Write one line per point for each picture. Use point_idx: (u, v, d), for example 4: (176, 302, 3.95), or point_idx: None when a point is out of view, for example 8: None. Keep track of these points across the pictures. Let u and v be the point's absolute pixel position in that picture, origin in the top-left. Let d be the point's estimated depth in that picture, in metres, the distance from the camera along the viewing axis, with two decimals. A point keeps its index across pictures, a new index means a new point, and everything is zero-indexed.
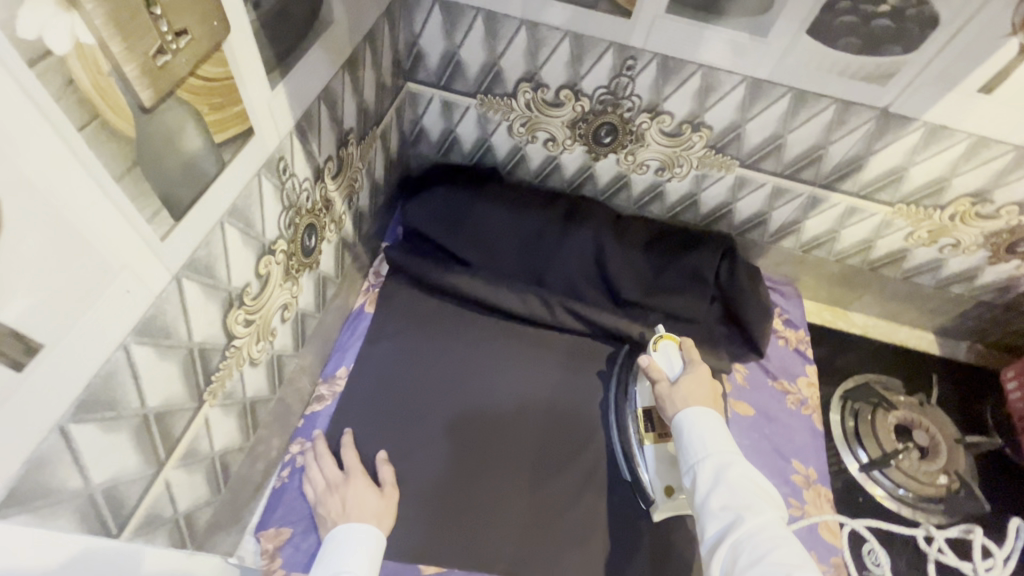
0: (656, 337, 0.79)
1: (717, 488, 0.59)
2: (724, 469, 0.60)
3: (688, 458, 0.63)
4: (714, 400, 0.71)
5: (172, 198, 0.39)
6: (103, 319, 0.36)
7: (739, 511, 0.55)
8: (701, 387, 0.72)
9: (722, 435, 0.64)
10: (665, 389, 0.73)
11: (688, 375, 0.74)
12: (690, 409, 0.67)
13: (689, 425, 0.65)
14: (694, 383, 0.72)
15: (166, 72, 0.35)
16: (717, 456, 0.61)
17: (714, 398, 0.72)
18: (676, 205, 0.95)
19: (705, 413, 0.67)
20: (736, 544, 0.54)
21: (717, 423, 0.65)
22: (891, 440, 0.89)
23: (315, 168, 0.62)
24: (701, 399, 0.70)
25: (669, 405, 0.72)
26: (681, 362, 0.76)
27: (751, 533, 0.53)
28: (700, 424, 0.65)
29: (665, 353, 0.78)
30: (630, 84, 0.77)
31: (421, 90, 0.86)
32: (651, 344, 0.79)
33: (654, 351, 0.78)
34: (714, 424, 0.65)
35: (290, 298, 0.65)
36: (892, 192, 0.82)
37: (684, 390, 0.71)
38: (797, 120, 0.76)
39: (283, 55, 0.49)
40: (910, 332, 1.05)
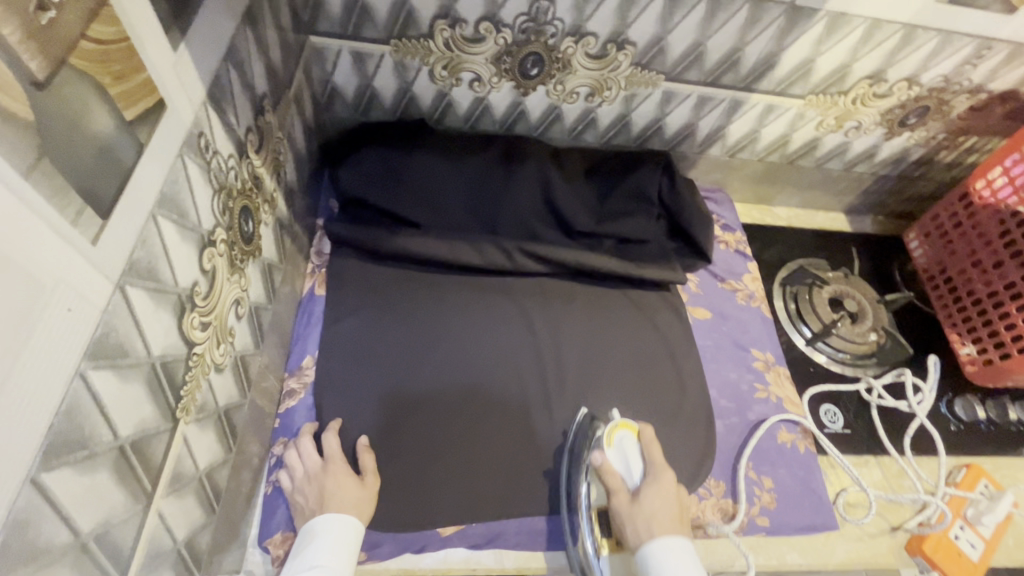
0: (611, 429, 0.75)
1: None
2: None
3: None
4: (680, 515, 0.71)
5: (94, 193, 0.33)
6: (49, 347, 0.31)
7: None
8: (666, 502, 0.70)
9: None
10: (629, 509, 0.71)
11: (648, 480, 0.72)
12: (658, 546, 0.66)
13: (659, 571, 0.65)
14: (656, 496, 0.71)
15: (53, 32, 0.28)
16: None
17: (681, 512, 0.71)
18: (609, 130, 0.95)
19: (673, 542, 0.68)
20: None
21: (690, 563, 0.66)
22: (827, 312, 0.99)
23: (237, 142, 0.55)
24: (668, 520, 0.69)
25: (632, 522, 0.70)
26: (639, 461, 0.74)
27: None
28: (669, 567, 0.65)
29: (621, 449, 0.75)
30: (550, 8, 0.75)
31: (326, 42, 0.78)
32: (603, 438, 0.75)
33: (608, 446, 0.75)
34: (683, 560, 0.66)
35: (241, 292, 0.59)
36: (803, 86, 0.87)
37: (649, 508, 0.70)
38: (715, 25, 0.77)
39: (178, 7, 0.41)
40: (826, 215, 1.15)
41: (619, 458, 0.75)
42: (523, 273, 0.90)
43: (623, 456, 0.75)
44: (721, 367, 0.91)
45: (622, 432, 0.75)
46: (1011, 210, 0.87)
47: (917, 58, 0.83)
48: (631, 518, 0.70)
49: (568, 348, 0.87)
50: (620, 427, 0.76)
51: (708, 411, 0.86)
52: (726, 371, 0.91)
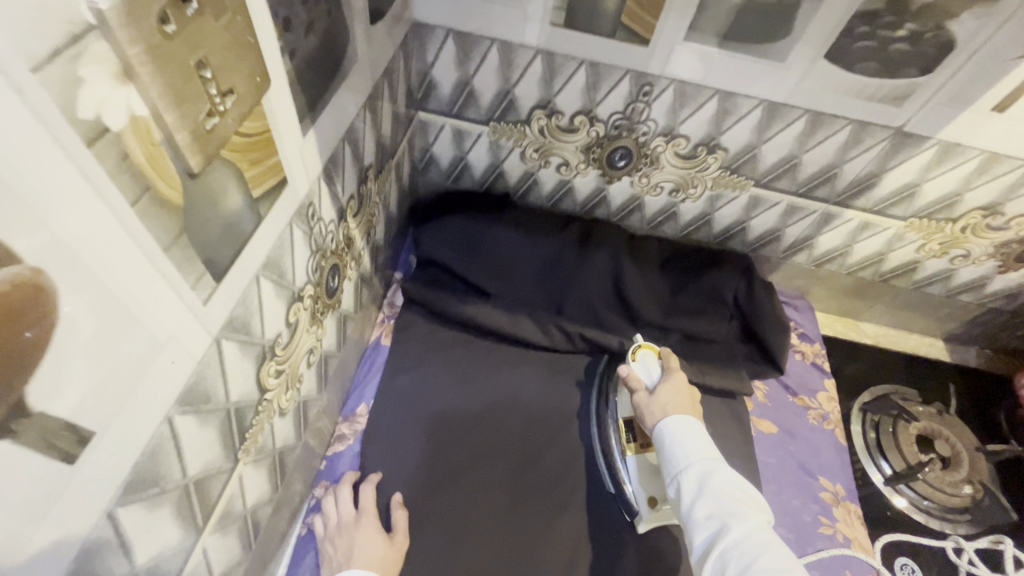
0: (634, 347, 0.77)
1: (702, 496, 0.57)
2: (710, 473, 0.58)
3: (671, 467, 0.61)
4: (694, 408, 0.69)
5: (214, 260, 0.38)
6: (149, 394, 0.34)
7: (725, 518, 0.54)
8: (679, 393, 0.69)
9: (704, 439, 0.62)
10: (643, 399, 0.70)
11: (665, 380, 0.71)
12: (670, 420, 0.64)
13: (669, 442, 0.63)
14: (670, 392, 0.70)
15: (214, 134, 0.33)
16: (699, 464, 0.59)
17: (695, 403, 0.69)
18: (689, 225, 0.95)
19: (686, 421, 0.65)
20: (724, 555, 0.52)
21: (699, 428, 0.63)
22: (914, 451, 0.89)
23: (339, 208, 0.61)
24: (681, 406, 0.67)
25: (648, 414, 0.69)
26: (659, 372, 0.74)
27: (739, 539, 0.52)
28: (679, 432, 0.63)
29: (644, 362, 0.76)
30: (646, 110, 0.77)
31: (432, 118, 0.85)
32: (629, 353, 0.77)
33: (632, 360, 0.76)
34: (694, 430, 0.63)
35: (316, 341, 0.63)
36: (905, 208, 0.83)
37: (664, 397, 0.68)
38: (813, 140, 0.76)
39: (313, 101, 0.47)
40: (920, 340, 1.06)
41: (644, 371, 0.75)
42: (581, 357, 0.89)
43: (646, 369, 0.75)
44: (782, 493, 0.84)
45: (645, 348, 0.77)
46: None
47: None
48: (647, 406, 0.69)
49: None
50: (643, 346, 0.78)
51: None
52: (788, 499, 0.83)
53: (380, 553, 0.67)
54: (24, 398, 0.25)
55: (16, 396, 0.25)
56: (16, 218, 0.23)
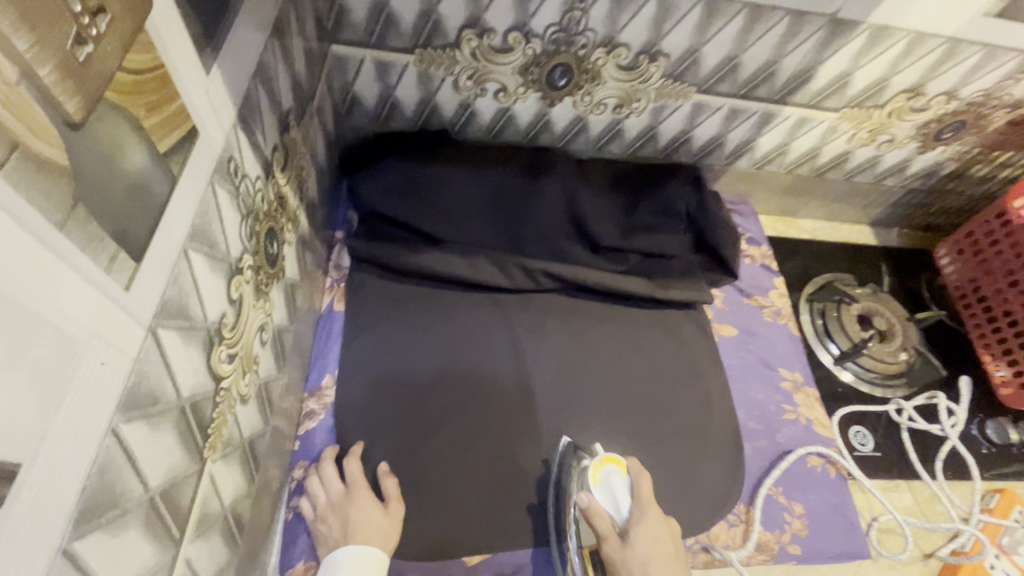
0: (597, 467, 0.69)
1: None
2: None
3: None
4: (674, 552, 0.64)
5: (127, 233, 0.31)
6: (81, 407, 0.28)
7: None
8: (658, 542, 0.64)
9: None
10: (618, 552, 0.64)
11: (636, 521, 0.65)
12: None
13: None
14: (647, 537, 0.64)
15: (89, 70, 0.25)
16: None
17: (675, 550, 0.64)
18: (635, 141, 0.92)
19: None
20: None
21: None
22: (857, 330, 0.96)
23: (264, 162, 0.53)
24: (664, 561, 0.62)
25: (623, 566, 0.63)
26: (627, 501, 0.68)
27: None
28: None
29: (607, 486, 0.69)
30: (583, 19, 0.72)
31: (348, 51, 0.75)
32: (589, 478, 0.69)
33: (595, 486, 0.69)
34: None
35: (265, 316, 0.56)
36: (838, 99, 0.85)
37: (640, 549, 0.63)
38: (752, 36, 0.74)
39: (211, 28, 0.39)
40: (851, 228, 1.13)
41: (609, 499, 0.69)
42: (547, 291, 0.87)
43: (611, 494, 0.69)
44: (748, 388, 0.89)
45: (609, 467, 0.69)
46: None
47: (959, 71, 0.80)
48: (625, 562, 0.63)
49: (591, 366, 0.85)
50: (605, 461, 0.71)
51: (738, 436, 0.84)
52: (753, 393, 0.89)
53: (378, 522, 0.66)
54: None
55: None
56: None
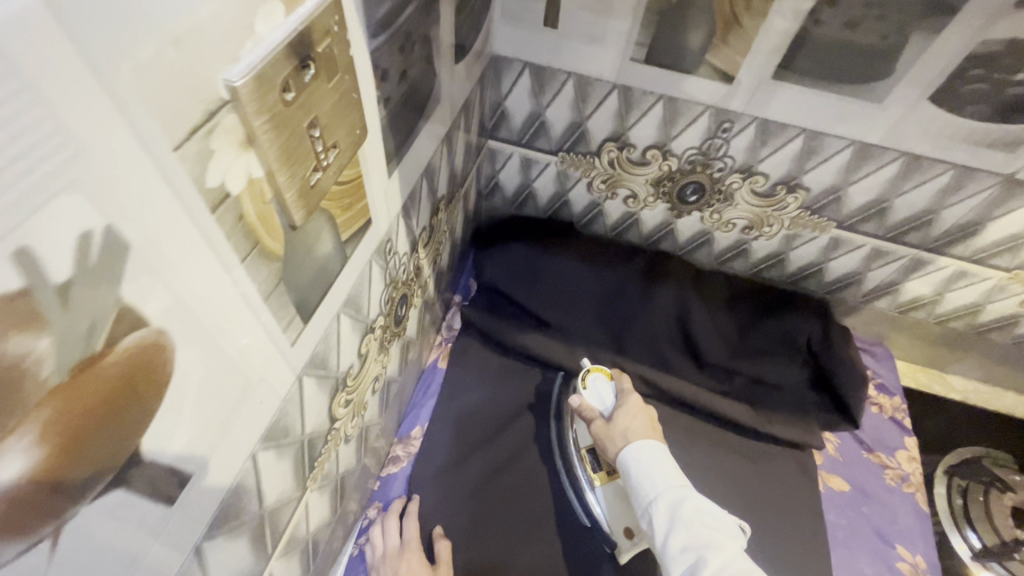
0: (584, 373, 0.75)
1: (676, 524, 0.56)
2: (681, 500, 0.57)
3: (641, 500, 0.60)
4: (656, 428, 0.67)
5: (305, 306, 0.39)
6: (239, 437, 0.36)
7: (700, 552, 0.53)
8: (637, 416, 0.67)
9: (670, 464, 0.61)
10: (603, 429, 0.68)
11: (621, 406, 0.69)
12: (635, 445, 0.63)
13: (633, 469, 0.62)
14: (630, 414, 0.68)
15: (314, 190, 0.34)
16: (670, 493, 0.58)
17: (655, 424, 0.68)
18: (761, 263, 0.90)
19: (647, 446, 0.63)
20: None
21: (662, 451, 0.63)
22: (1009, 526, 0.81)
23: (412, 240, 0.62)
24: (642, 428, 0.66)
25: (610, 444, 0.67)
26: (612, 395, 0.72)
27: None
28: (642, 465, 0.61)
29: (595, 389, 0.74)
30: (723, 146, 0.74)
31: (500, 146, 0.86)
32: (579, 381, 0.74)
33: (583, 389, 0.73)
34: (658, 457, 0.62)
35: (382, 368, 0.64)
36: (1009, 259, 0.76)
37: (621, 423, 0.67)
38: (907, 184, 0.71)
39: (399, 144, 0.49)
40: (1016, 400, 0.96)
41: (597, 400, 0.72)
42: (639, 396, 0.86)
43: (598, 396, 0.73)
44: (855, 558, 0.78)
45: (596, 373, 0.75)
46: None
47: None
48: (609, 436, 0.67)
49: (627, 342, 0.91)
50: (593, 370, 0.76)
51: None
52: (861, 567, 0.77)
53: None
54: (137, 449, 0.26)
55: (131, 449, 0.26)
56: (147, 284, 0.23)
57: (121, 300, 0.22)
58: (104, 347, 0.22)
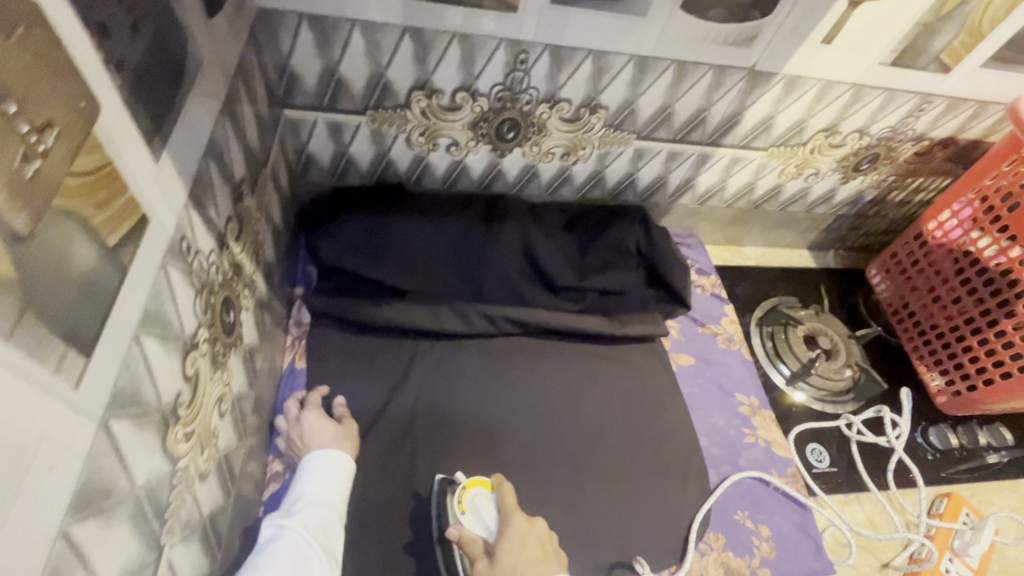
0: (462, 493, 0.70)
1: None
2: None
3: None
4: (544, 550, 0.65)
5: (79, 333, 0.31)
6: (29, 518, 0.28)
7: None
8: (525, 545, 0.65)
9: None
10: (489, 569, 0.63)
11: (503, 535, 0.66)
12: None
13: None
14: (516, 545, 0.64)
15: (38, 181, 0.26)
16: None
17: (543, 546, 0.66)
18: (584, 185, 0.97)
19: None
20: None
21: None
22: (804, 350, 1.02)
23: (217, 235, 0.53)
24: (534, 560, 0.64)
25: None
26: (493, 518, 0.69)
27: None
28: None
29: (474, 511, 0.70)
30: (525, 78, 0.76)
31: (300, 115, 0.77)
32: (455, 507, 0.70)
33: (461, 514, 0.69)
34: None
35: (223, 387, 0.56)
36: (765, 139, 0.92)
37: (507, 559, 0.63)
38: (681, 88, 0.80)
39: (159, 118, 0.40)
40: (791, 253, 1.20)
41: (479, 523, 0.69)
42: (506, 335, 0.90)
43: (480, 519, 0.69)
44: (709, 415, 0.92)
45: (473, 491, 0.71)
46: (971, 218, 0.90)
47: (866, 112, 0.88)
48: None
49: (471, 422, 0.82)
50: (470, 487, 0.72)
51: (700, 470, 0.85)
52: (714, 420, 0.92)
53: (335, 433, 0.73)
54: None
55: None
56: None
57: None
58: None
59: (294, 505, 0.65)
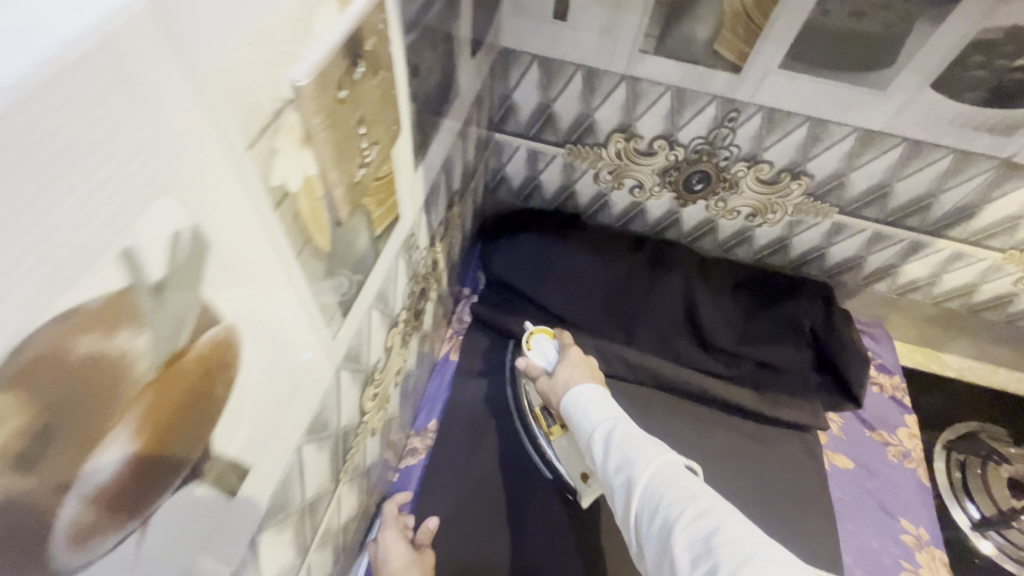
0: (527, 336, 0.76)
1: (611, 452, 0.52)
2: (614, 429, 0.54)
3: (583, 438, 0.57)
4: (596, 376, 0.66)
5: (345, 300, 0.40)
6: (288, 430, 0.36)
7: (632, 472, 0.50)
8: (575, 363, 0.67)
9: (606, 402, 0.58)
10: (547, 383, 0.67)
11: (563, 358, 0.69)
12: (573, 392, 0.61)
13: (575, 416, 0.59)
14: (567, 364, 0.67)
15: (358, 186, 0.35)
16: (603, 426, 0.55)
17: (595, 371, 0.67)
18: (763, 249, 0.92)
19: (589, 388, 0.61)
20: (643, 502, 0.48)
21: (602, 391, 0.60)
22: (1005, 497, 0.84)
23: (431, 235, 0.63)
24: (583, 376, 0.64)
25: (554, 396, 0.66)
26: (554, 350, 0.72)
27: (649, 490, 0.48)
28: (581, 405, 0.59)
29: (538, 348, 0.74)
30: (729, 135, 0.76)
31: (508, 140, 0.86)
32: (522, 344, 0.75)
33: (527, 350, 0.74)
34: (597, 398, 0.59)
35: (402, 362, 0.65)
36: (1004, 240, 0.79)
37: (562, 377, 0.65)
38: (908, 169, 0.73)
39: (424, 141, 0.49)
40: (1007, 375, 1.00)
41: (541, 357, 0.73)
42: (642, 383, 0.89)
43: (542, 354, 0.73)
44: (860, 531, 0.81)
45: (538, 334, 0.76)
46: None
47: None
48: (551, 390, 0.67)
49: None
50: (535, 333, 0.77)
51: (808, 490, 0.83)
52: (865, 538, 0.80)
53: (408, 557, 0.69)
54: (210, 442, 0.27)
55: (205, 441, 0.26)
56: (225, 281, 0.24)
57: (203, 297, 0.23)
58: (189, 343, 0.23)
59: None
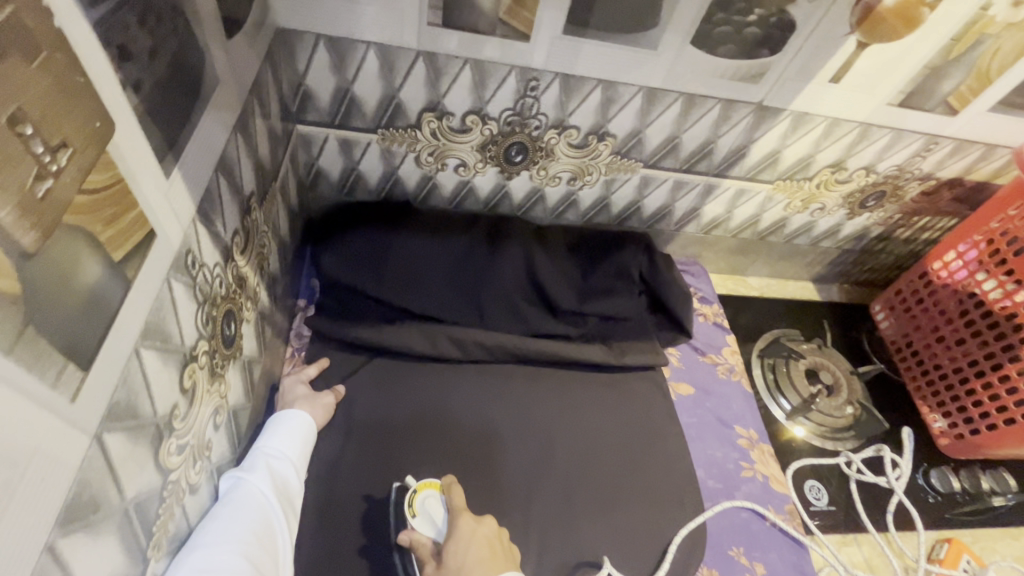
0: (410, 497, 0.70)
1: None
2: None
3: None
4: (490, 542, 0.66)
5: (80, 348, 0.32)
6: (16, 532, 0.28)
7: None
8: (471, 542, 0.65)
9: None
10: (436, 571, 0.64)
11: (450, 534, 0.66)
12: None
13: None
14: (462, 544, 0.65)
15: (48, 203, 0.27)
16: None
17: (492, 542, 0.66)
18: (590, 210, 0.97)
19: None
20: None
21: None
22: (806, 386, 1.01)
23: (223, 248, 0.54)
24: (481, 558, 0.63)
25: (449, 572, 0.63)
26: (442, 517, 0.69)
27: None
28: None
29: (425, 512, 0.70)
30: (535, 104, 0.77)
31: (311, 131, 0.79)
32: (407, 510, 0.70)
33: (412, 517, 0.69)
34: None
35: (220, 399, 0.56)
36: (771, 172, 0.92)
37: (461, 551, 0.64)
38: (689, 120, 0.81)
39: (172, 138, 0.41)
40: (795, 285, 1.19)
41: (428, 524, 0.69)
42: (501, 360, 0.89)
43: (430, 520, 0.69)
44: (705, 446, 0.91)
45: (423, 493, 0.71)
46: (976, 260, 0.90)
47: (873, 149, 0.89)
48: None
49: (457, 438, 0.82)
50: (422, 488, 0.72)
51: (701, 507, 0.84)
52: (710, 450, 0.91)
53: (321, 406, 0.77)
54: None
55: None
56: None
57: None
58: None
59: (251, 457, 0.64)
